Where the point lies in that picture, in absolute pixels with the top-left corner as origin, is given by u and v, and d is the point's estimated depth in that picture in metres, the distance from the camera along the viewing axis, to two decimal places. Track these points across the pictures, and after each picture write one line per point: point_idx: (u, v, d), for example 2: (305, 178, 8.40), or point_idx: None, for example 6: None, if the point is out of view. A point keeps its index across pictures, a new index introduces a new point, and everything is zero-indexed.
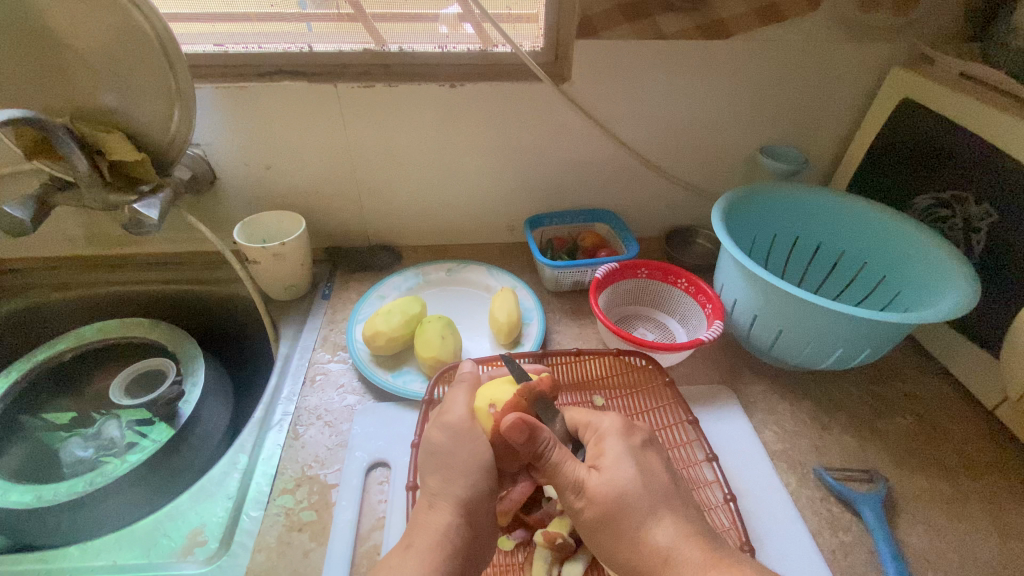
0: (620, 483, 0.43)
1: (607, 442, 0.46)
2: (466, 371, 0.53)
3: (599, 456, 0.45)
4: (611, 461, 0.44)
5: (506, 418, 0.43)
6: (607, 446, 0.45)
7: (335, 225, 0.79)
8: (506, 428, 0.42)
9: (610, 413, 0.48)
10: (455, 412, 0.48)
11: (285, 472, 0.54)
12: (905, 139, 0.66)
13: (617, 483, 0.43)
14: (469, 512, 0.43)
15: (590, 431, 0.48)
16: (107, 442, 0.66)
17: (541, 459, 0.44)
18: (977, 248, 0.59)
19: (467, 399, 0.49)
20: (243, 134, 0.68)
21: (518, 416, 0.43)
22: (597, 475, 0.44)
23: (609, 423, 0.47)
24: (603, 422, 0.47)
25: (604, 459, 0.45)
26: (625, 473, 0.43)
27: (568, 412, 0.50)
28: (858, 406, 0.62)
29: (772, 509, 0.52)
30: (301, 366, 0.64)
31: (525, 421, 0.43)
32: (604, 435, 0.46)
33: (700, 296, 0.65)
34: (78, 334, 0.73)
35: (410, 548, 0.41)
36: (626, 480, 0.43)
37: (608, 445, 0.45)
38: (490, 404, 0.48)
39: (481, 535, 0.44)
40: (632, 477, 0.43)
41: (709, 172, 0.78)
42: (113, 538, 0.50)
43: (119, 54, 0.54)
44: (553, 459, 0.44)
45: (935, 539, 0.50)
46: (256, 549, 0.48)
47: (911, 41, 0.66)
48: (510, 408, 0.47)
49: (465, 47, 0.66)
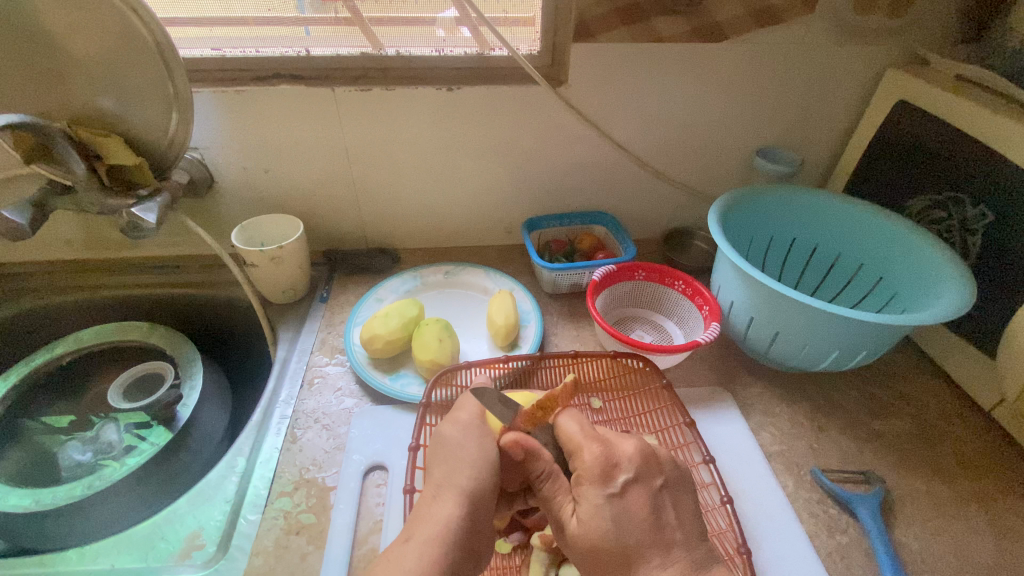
0: (595, 529, 0.42)
1: (585, 487, 0.44)
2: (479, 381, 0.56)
3: (580, 499, 0.44)
4: (589, 510, 0.43)
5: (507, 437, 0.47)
6: (585, 493, 0.43)
7: (333, 227, 0.79)
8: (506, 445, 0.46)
9: (593, 447, 0.45)
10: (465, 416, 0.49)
11: (283, 475, 0.54)
12: (901, 140, 0.66)
13: (591, 535, 0.42)
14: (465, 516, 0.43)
15: (577, 461, 0.46)
16: (105, 446, 0.66)
17: (539, 485, 0.46)
18: (973, 249, 0.59)
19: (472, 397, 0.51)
20: (242, 138, 0.68)
21: (517, 436, 0.46)
22: (576, 521, 0.44)
23: (588, 462, 0.44)
24: (585, 459, 0.44)
25: (581, 505, 0.44)
26: (598, 525, 0.42)
27: (563, 421, 0.48)
28: (855, 407, 0.62)
29: (769, 512, 0.52)
30: (299, 369, 0.64)
31: (525, 439, 0.46)
32: (582, 479, 0.44)
33: (697, 297, 0.65)
34: (76, 338, 0.73)
35: (405, 541, 0.41)
36: (600, 533, 0.42)
37: (587, 493, 0.43)
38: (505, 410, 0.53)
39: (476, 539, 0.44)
40: (605, 530, 0.42)
41: (706, 173, 0.78)
42: (111, 542, 0.50)
43: (118, 61, 0.55)
44: (546, 490, 0.46)
45: (933, 541, 0.50)
46: (254, 553, 0.48)
47: (907, 44, 0.66)
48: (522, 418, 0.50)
49: (462, 51, 0.66)
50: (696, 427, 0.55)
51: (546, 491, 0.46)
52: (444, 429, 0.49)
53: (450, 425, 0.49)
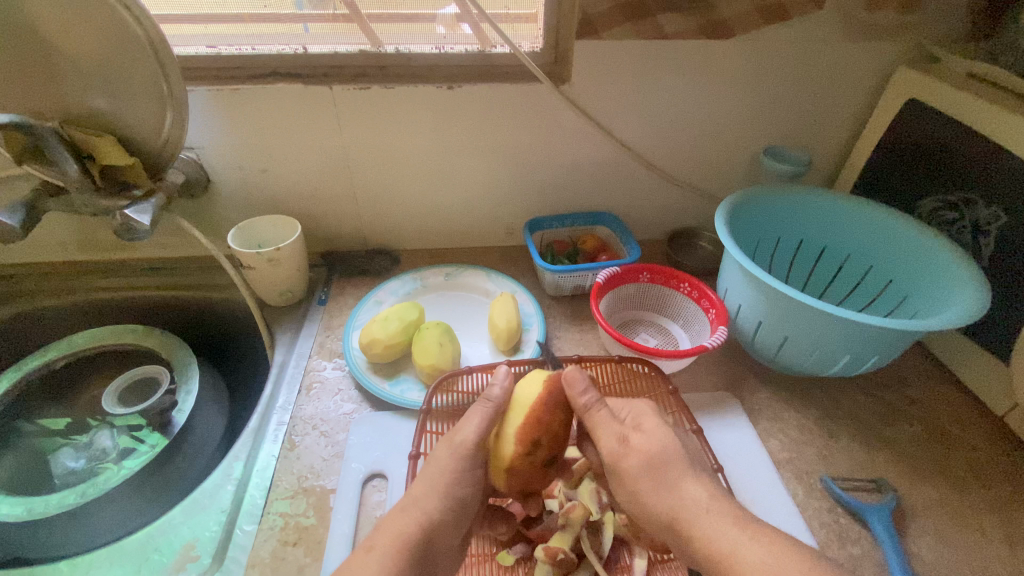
0: (661, 439, 0.47)
1: (643, 419, 0.49)
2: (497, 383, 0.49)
3: (641, 422, 0.48)
4: (653, 428, 0.48)
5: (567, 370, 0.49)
6: (643, 421, 0.49)
7: (330, 227, 0.77)
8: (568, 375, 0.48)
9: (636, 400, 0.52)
10: (466, 434, 0.47)
11: (280, 484, 0.53)
12: (911, 141, 0.65)
13: (661, 441, 0.47)
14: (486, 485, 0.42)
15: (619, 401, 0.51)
16: (99, 452, 0.65)
17: (587, 412, 0.48)
18: (986, 251, 0.58)
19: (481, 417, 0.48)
20: (237, 136, 0.66)
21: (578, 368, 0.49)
22: (639, 436, 0.47)
23: (641, 404, 0.51)
24: (637, 403, 0.51)
25: (645, 423, 0.48)
26: (664, 436, 0.47)
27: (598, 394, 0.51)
28: (865, 413, 0.61)
29: (779, 521, 0.51)
30: (296, 374, 0.63)
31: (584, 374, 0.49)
32: (640, 413, 0.49)
33: (703, 300, 0.64)
34: (68, 342, 0.71)
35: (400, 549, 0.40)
36: (667, 440, 0.47)
37: (647, 422, 0.49)
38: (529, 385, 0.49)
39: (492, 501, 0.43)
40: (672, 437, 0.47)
41: (712, 173, 0.76)
42: (103, 553, 0.48)
43: (110, 59, 0.53)
44: (598, 414, 0.47)
45: (947, 553, 0.49)
46: (250, 565, 0.47)
47: (919, 41, 0.65)
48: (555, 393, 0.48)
49: (463, 47, 0.65)
50: (703, 435, 0.54)
51: (592, 421, 0.47)
52: (439, 450, 0.47)
53: (444, 449, 0.47)
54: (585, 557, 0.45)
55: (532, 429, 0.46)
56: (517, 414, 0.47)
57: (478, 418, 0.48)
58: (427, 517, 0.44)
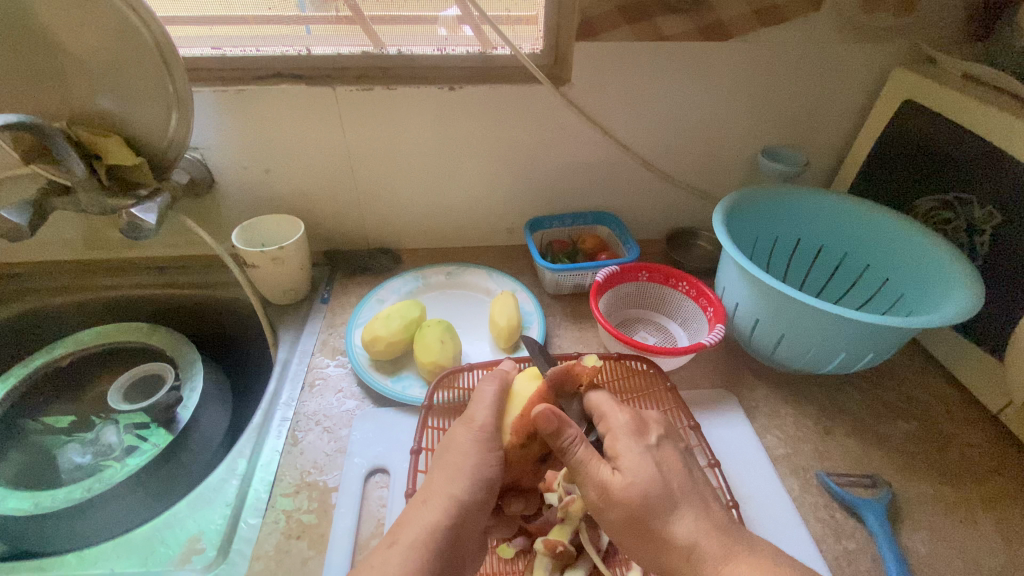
0: (644, 475, 0.44)
1: (622, 442, 0.46)
2: (502, 372, 0.52)
3: (618, 455, 0.45)
4: (631, 461, 0.44)
5: (536, 410, 0.44)
6: (623, 446, 0.46)
7: (333, 226, 0.78)
8: (536, 417, 0.44)
9: (624, 410, 0.48)
10: (481, 418, 0.48)
11: (284, 478, 0.54)
12: (907, 141, 0.65)
13: (640, 481, 0.43)
14: (477, 486, 0.45)
15: (602, 425, 0.48)
16: (105, 448, 0.65)
17: (567, 455, 0.45)
18: (980, 251, 0.59)
19: (491, 404, 0.50)
20: (242, 137, 0.67)
21: (548, 408, 0.44)
22: (618, 477, 0.44)
23: (621, 423, 0.47)
24: (615, 422, 0.47)
25: (623, 458, 0.45)
26: (646, 472, 0.44)
27: (589, 396, 0.50)
28: (861, 410, 0.62)
29: (775, 515, 0.51)
30: (299, 371, 0.64)
31: (558, 410, 0.44)
32: (617, 434, 0.46)
33: (700, 299, 0.64)
34: (76, 338, 0.72)
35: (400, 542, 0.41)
36: (648, 479, 0.44)
37: (623, 447, 0.45)
38: (527, 387, 0.50)
39: (487, 496, 0.46)
40: (652, 475, 0.44)
41: (710, 173, 0.77)
42: (111, 546, 0.49)
43: (120, 62, 0.54)
44: (578, 455, 0.44)
45: (941, 547, 0.50)
46: (255, 557, 0.48)
47: (915, 43, 0.65)
48: (552, 384, 0.48)
49: (464, 49, 0.66)
50: (701, 431, 0.55)
51: (574, 462, 0.44)
52: (456, 434, 0.48)
53: (462, 432, 0.48)
54: (585, 549, 0.46)
55: (526, 422, 0.47)
56: (517, 406, 0.49)
57: (489, 403, 0.49)
58: (426, 510, 0.44)
